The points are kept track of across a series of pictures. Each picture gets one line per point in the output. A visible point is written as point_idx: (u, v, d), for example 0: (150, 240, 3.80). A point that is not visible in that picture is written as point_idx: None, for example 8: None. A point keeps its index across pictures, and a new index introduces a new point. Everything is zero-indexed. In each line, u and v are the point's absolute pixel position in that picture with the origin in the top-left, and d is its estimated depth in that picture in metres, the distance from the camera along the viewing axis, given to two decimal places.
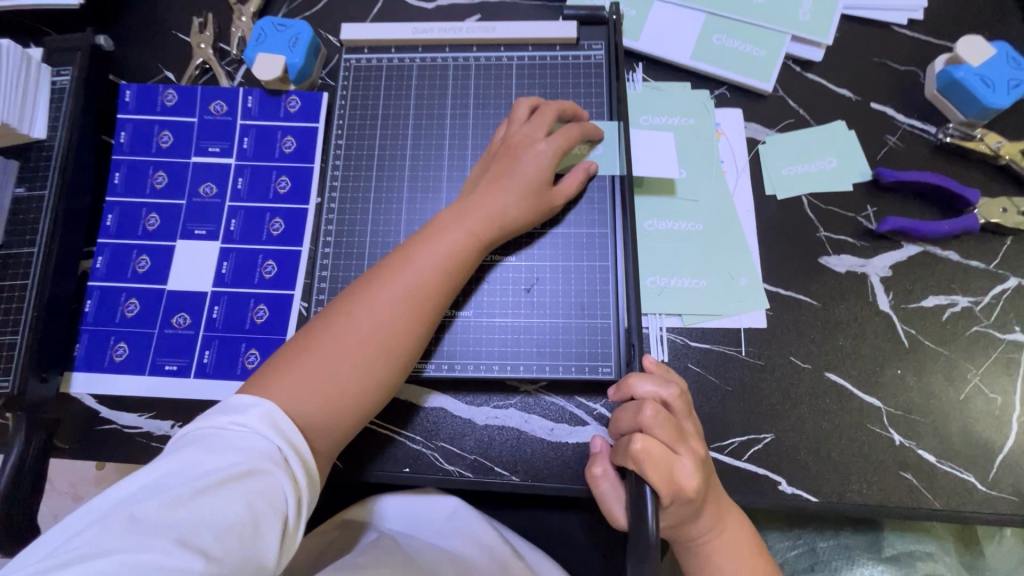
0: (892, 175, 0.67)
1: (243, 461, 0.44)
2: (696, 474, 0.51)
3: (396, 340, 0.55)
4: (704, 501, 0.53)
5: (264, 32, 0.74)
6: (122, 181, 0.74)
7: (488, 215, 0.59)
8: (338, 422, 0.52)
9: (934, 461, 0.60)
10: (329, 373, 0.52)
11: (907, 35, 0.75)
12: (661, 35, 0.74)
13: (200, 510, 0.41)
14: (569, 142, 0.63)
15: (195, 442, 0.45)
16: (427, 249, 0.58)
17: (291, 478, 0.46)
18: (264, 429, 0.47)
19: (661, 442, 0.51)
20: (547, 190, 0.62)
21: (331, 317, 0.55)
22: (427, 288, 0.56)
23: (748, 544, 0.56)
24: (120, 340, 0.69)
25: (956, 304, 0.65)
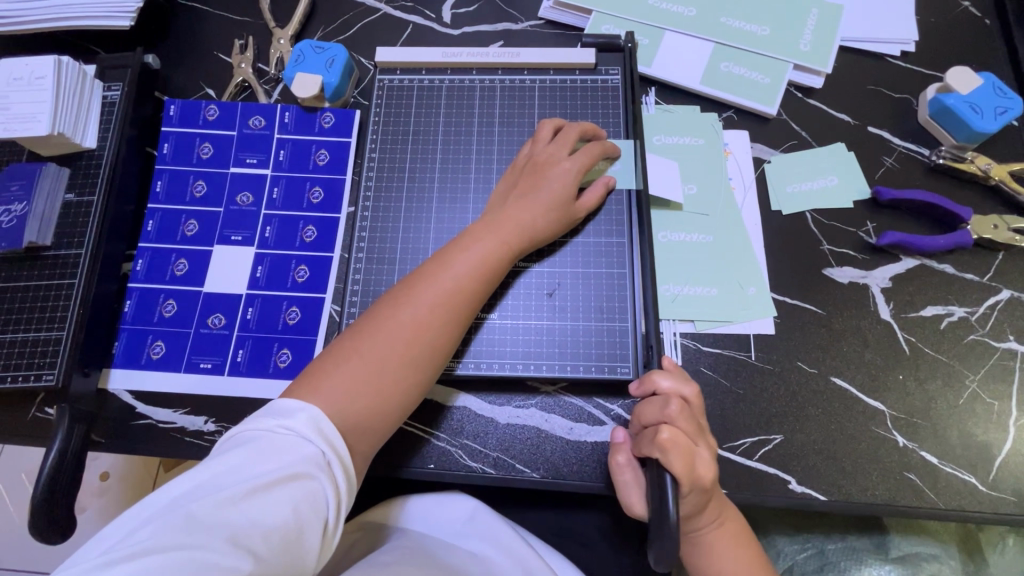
0: (889, 194, 0.72)
1: (292, 467, 0.46)
2: (710, 464, 0.55)
3: (434, 342, 0.58)
4: (713, 492, 0.57)
5: (303, 54, 0.79)
6: (164, 189, 0.79)
7: (519, 226, 0.64)
8: (381, 419, 0.55)
9: (936, 462, 0.63)
10: (373, 372, 0.55)
11: (901, 65, 0.80)
12: (672, 62, 0.80)
13: (252, 512, 0.43)
14: (591, 159, 0.67)
15: (245, 443, 0.47)
16: (463, 258, 0.61)
17: (333, 485, 0.48)
18: (309, 433, 0.49)
19: (684, 433, 0.55)
20: (572, 203, 0.67)
21: (372, 320, 0.58)
22: (462, 294, 0.60)
23: (740, 535, 0.61)
24: (157, 339, 0.73)
25: (952, 314, 0.69)
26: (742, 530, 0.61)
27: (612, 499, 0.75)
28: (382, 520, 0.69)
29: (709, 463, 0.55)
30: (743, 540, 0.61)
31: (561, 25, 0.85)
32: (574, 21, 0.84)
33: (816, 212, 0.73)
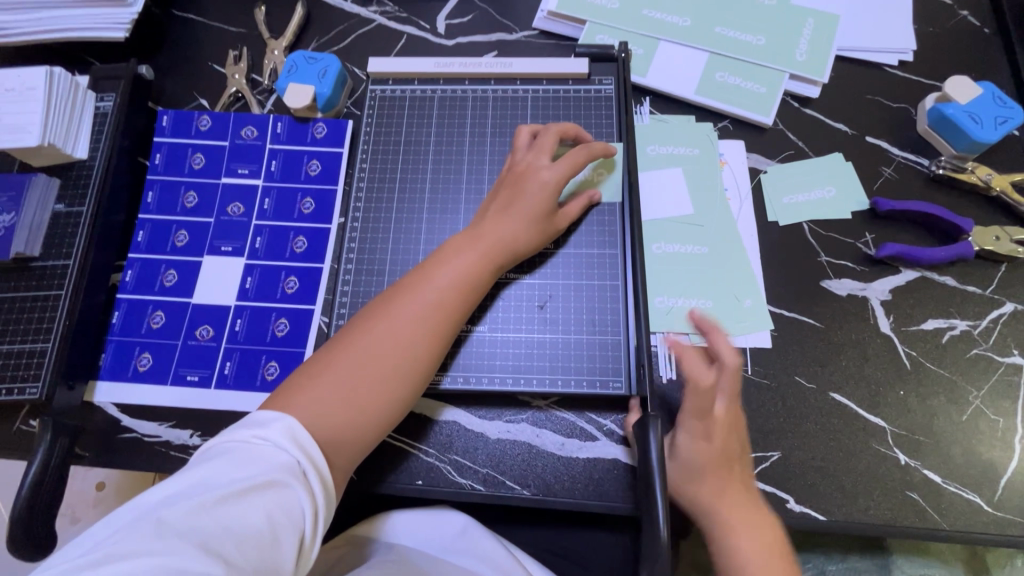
0: (888, 205, 0.70)
1: (266, 473, 0.45)
2: (720, 431, 0.59)
3: (417, 352, 0.57)
4: (731, 464, 0.59)
5: (296, 64, 0.79)
6: (155, 200, 0.78)
7: (504, 234, 0.63)
8: (358, 432, 0.54)
9: (939, 481, 0.61)
10: (354, 381, 0.54)
11: (899, 75, 0.79)
12: (667, 71, 0.79)
13: (225, 518, 0.42)
14: (577, 165, 0.65)
15: (219, 454, 0.46)
16: (444, 270, 0.60)
17: (309, 494, 0.47)
18: (285, 442, 0.48)
19: (694, 400, 0.59)
20: (554, 214, 0.66)
21: (351, 335, 0.57)
22: (444, 307, 0.59)
23: (770, 546, 0.57)
24: (144, 351, 0.72)
25: (954, 327, 0.67)
26: (776, 540, 0.57)
27: (607, 517, 0.73)
28: (368, 537, 0.67)
29: (715, 429, 0.59)
30: (773, 553, 0.57)
31: (555, 35, 0.84)
32: (569, 31, 0.83)
33: (813, 223, 0.72)
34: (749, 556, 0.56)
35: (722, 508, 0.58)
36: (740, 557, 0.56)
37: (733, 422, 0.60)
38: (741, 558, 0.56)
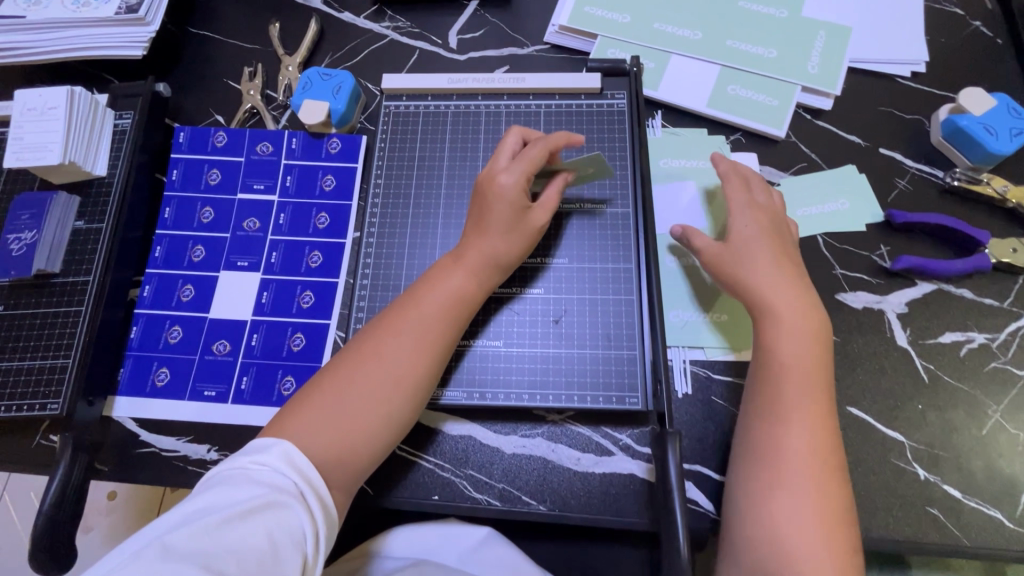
0: (903, 217, 0.70)
1: (266, 495, 0.48)
2: (765, 226, 0.65)
3: (403, 374, 0.58)
4: (779, 257, 0.63)
5: (310, 81, 0.80)
6: (172, 215, 0.79)
7: (483, 255, 0.63)
8: (353, 455, 0.55)
9: (959, 496, 0.61)
10: (343, 407, 0.56)
11: (912, 86, 0.79)
12: (678, 85, 0.79)
13: (228, 539, 0.44)
14: (534, 162, 0.64)
15: (220, 481, 0.49)
16: (430, 293, 0.62)
17: (309, 514, 0.49)
18: (281, 465, 0.51)
19: (733, 190, 0.67)
20: (525, 213, 0.65)
21: (343, 360, 0.59)
22: (431, 328, 0.60)
23: (814, 338, 0.59)
24: (162, 366, 0.72)
25: (973, 340, 0.67)
26: (819, 336, 0.59)
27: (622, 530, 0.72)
28: (385, 548, 0.67)
29: (758, 223, 0.65)
30: (815, 343, 0.59)
31: (566, 50, 0.85)
32: (580, 45, 0.84)
33: (826, 236, 0.72)
34: (791, 341, 0.58)
35: (770, 290, 0.60)
36: (784, 338, 0.58)
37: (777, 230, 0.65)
38: (784, 342, 0.58)
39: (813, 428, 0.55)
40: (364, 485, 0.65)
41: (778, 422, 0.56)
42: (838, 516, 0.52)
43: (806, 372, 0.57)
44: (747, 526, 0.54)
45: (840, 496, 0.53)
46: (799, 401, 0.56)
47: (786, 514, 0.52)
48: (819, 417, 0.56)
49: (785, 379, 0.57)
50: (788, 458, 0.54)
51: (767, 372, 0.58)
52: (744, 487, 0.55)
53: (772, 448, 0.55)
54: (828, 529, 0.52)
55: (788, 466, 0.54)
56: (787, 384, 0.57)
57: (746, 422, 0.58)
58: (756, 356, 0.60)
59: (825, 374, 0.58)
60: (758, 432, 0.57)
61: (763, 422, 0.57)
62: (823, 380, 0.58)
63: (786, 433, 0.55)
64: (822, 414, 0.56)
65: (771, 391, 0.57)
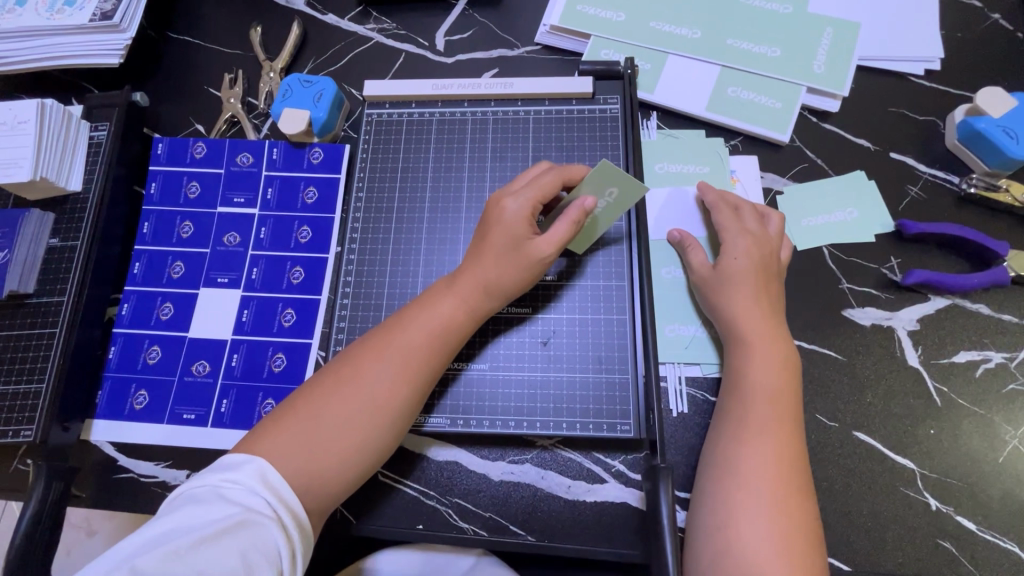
0: (915, 227, 0.66)
1: (237, 515, 0.46)
2: (755, 250, 0.62)
3: (384, 400, 0.55)
4: (758, 277, 0.61)
5: (291, 88, 0.77)
6: (151, 230, 0.77)
7: (474, 278, 0.60)
8: (324, 480, 0.52)
9: (974, 529, 0.57)
10: (319, 431, 0.53)
11: (925, 85, 0.75)
12: (676, 87, 0.75)
13: (197, 562, 0.42)
14: (545, 190, 0.61)
15: (190, 501, 0.47)
16: (418, 317, 0.59)
17: (284, 532, 0.47)
18: (254, 484, 0.48)
19: (722, 215, 0.65)
20: (529, 243, 0.60)
21: (324, 380, 0.56)
22: (415, 354, 0.57)
23: (785, 362, 0.57)
24: (141, 388, 0.70)
25: (989, 360, 0.63)
26: (784, 399, 0.55)
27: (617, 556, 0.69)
28: (370, 569, 0.65)
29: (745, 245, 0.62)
30: (787, 368, 0.57)
31: (558, 51, 0.81)
32: (573, 46, 0.80)
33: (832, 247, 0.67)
34: (762, 364, 0.57)
35: (744, 314, 0.59)
36: (754, 360, 0.57)
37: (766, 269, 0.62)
38: (753, 365, 0.57)
39: (778, 446, 0.52)
40: (346, 513, 0.62)
41: (742, 442, 0.53)
42: (805, 537, 0.49)
43: (769, 419, 0.54)
44: (709, 547, 0.50)
45: (807, 519, 0.50)
46: (766, 422, 0.54)
47: (752, 535, 0.48)
48: (786, 439, 0.53)
49: (753, 400, 0.55)
50: (749, 478, 0.51)
51: (736, 396, 0.57)
52: (707, 507, 0.52)
53: (735, 467, 0.52)
54: (792, 548, 0.48)
55: (750, 484, 0.51)
56: (753, 407, 0.55)
57: (712, 446, 0.56)
58: (729, 380, 0.58)
59: (796, 398, 0.56)
60: (724, 453, 0.54)
61: (729, 444, 0.54)
62: (794, 404, 0.55)
63: (750, 453, 0.52)
64: (790, 436, 0.53)
65: (737, 415, 0.55)
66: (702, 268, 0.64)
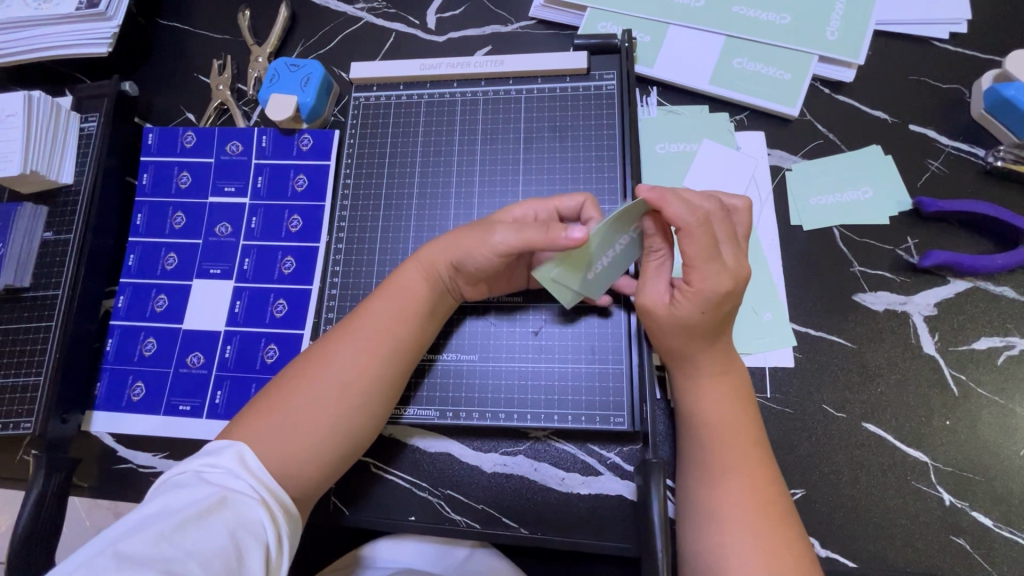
0: (934, 205, 0.61)
1: (222, 497, 0.45)
2: (711, 315, 0.50)
3: (352, 381, 0.54)
4: (711, 329, 0.51)
5: (278, 73, 0.75)
6: (144, 222, 0.76)
7: (444, 254, 0.57)
8: (300, 469, 0.51)
9: (990, 525, 0.54)
10: (294, 414, 0.52)
11: (949, 50, 0.69)
12: (677, 60, 0.71)
13: (187, 542, 0.42)
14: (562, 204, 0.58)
15: (172, 487, 0.46)
16: (388, 301, 0.57)
17: (270, 512, 0.47)
18: (236, 467, 0.48)
19: (698, 245, 0.49)
20: (494, 228, 0.55)
21: (299, 365, 0.56)
22: (385, 335, 0.56)
23: (738, 388, 0.53)
24: (137, 379, 0.71)
25: (1013, 346, 0.59)
26: (745, 428, 0.51)
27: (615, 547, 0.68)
28: (368, 557, 0.64)
29: (726, 294, 0.49)
30: (737, 398, 0.52)
31: (554, 25, 0.77)
32: (569, 19, 0.76)
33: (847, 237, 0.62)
34: (713, 405, 0.51)
35: (694, 355, 0.52)
36: (701, 400, 0.52)
37: (716, 324, 0.51)
38: (701, 405, 0.52)
39: (747, 485, 0.48)
40: (339, 502, 0.62)
41: (711, 489, 0.49)
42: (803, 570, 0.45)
43: (731, 457, 0.49)
44: None
45: (798, 552, 0.45)
46: (730, 463, 0.49)
47: None
48: (754, 475, 0.48)
49: (708, 443, 0.50)
50: (729, 528, 0.46)
51: (692, 439, 0.52)
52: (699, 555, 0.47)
53: (710, 517, 0.48)
54: None
55: (731, 533, 0.46)
56: (717, 447, 0.50)
57: (681, 495, 0.51)
58: (682, 421, 0.53)
59: (755, 428, 0.51)
60: (695, 502, 0.49)
61: (697, 489, 0.50)
62: (757, 437, 0.51)
63: (722, 500, 0.48)
64: (758, 470, 0.49)
65: (695, 458, 0.51)
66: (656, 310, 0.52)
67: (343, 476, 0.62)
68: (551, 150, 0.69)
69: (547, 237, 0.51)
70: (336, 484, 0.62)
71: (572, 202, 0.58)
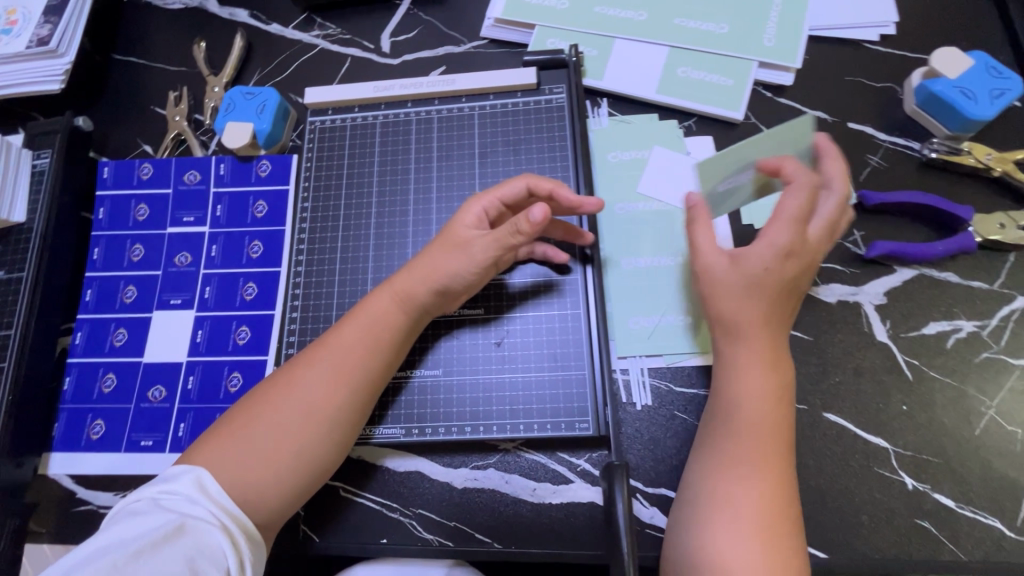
0: (876, 198, 0.64)
1: (176, 526, 0.45)
2: (768, 280, 0.51)
3: (319, 401, 0.53)
4: (777, 298, 0.51)
5: (233, 101, 0.75)
6: (102, 256, 0.75)
7: (414, 273, 0.58)
8: (264, 498, 0.50)
9: (954, 506, 0.55)
10: (257, 440, 0.51)
11: (880, 51, 0.72)
12: (624, 72, 0.73)
13: None
14: (508, 191, 0.59)
15: (128, 515, 0.46)
16: (356, 322, 0.57)
17: (230, 538, 0.46)
18: (194, 494, 0.47)
19: (795, 202, 0.51)
20: (468, 244, 0.58)
21: (265, 390, 0.55)
22: (353, 356, 0.55)
23: (779, 387, 0.51)
24: (97, 418, 0.69)
25: (961, 329, 0.61)
26: (776, 429, 0.50)
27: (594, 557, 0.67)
28: None
29: (791, 256, 0.50)
30: (780, 397, 0.51)
31: (505, 43, 0.79)
32: (518, 37, 0.78)
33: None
34: (755, 401, 0.51)
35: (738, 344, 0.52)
36: (741, 394, 0.51)
37: (777, 289, 0.51)
38: (748, 396, 0.51)
39: (761, 485, 0.48)
40: (308, 530, 0.60)
41: (724, 485, 0.49)
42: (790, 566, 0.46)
43: (753, 455, 0.50)
44: None
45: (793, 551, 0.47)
46: (750, 457, 0.50)
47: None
48: (772, 477, 0.49)
49: (739, 438, 0.50)
50: (733, 526, 0.47)
51: (720, 434, 0.52)
52: (690, 551, 0.48)
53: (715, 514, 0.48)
54: None
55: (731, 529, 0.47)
56: (742, 445, 0.50)
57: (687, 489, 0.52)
58: (716, 413, 0.53)
59: (785, 426, 0.51)
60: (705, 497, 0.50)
61: (710, 485, 0.50)
62: (784, 436, 0.51)
63: (732, 496, 0.48)
64: (774, 471, 0.49)
65: (713, 455, 0.51)
66: (716, 275, 0.53)
67: (311, 503, 0.61)
68: (507, 164, 0.70)
69: (523, 237, 0.55)
70: (305, 510, 0.61)
71: (514, 189, 0.59)
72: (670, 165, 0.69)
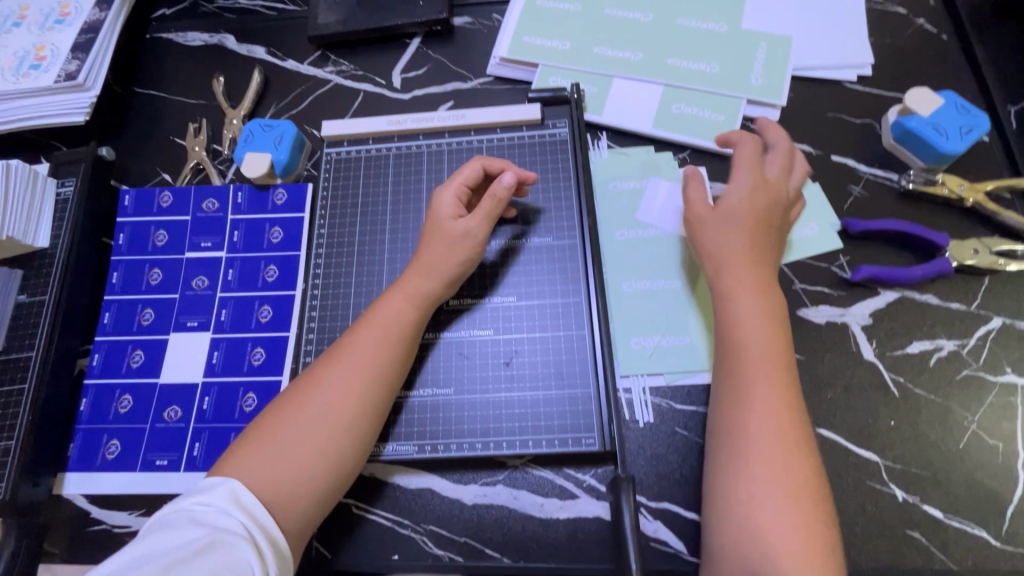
0: (859, 226, 0.68)
1: (207, 538, 0.46)
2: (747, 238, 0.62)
3: (341, 401, 0.56)
4: (756, 246, 0.62)
5: (252, 133, 0.79)
6: (121, 280, 0.78)
7: (423, 279, 0.62)
8: (302, 498, 0.53)
9: (942, 517, 0.58)
10: (286, 447, 0.53)
11: (858, 90, 0.78)
12: (623, 108, 0.78)
13: None
14: (467, 175, 0.66)
15: (165, 524, 0.48)
16: (371, 324, 0.60)
17: (258, 551, 0.47)
18: (227, 506, 0.49)
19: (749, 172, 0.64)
20: (451, 227, 0.64)
21: (289, 400, 0.57)
22: (373, 360, 0.58)
23: (783, 355, 0.57)
24: (112, 438, 0.70)
25: (942, 348, 0.64)
26: (786, 390, 0.55)
27: None
28: None
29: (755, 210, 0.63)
30: (782, 359, 0.56)
31: (510, 80, 0.84)
32: (523, 75, 0.83)
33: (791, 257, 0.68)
34: (762, 362, 0.56)
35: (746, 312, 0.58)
36: (753, 360, 0.56)
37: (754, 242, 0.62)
38: (758, 360, 0.56)
39: (777, 449, 0.52)
40: (321, 547, 0.62)
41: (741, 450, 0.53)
42: (820, 546, 0.49)
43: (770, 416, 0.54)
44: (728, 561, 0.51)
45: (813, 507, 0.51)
46: (762, 420, 0.54)
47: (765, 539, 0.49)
48: (787, 443, 0.53)
49: (751, 400, 0.55)
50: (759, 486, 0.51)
51: (732, 398, 0.56)
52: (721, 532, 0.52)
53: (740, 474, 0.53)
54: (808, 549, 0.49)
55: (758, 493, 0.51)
56: (754, 406, 0.54)
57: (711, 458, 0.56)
58: (724, 378, 0.58)
59: (793, 389, 0.56)
60: (725, 461, 0.54)
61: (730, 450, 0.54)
62: (791, 397, 0.55)
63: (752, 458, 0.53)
64: (790, 435, 0.53)
65: (729, 422, 0.55)
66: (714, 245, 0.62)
67: (325, 521, 0.63)
68: None
69: (503, 204, 0.65)
70: (319, 528, 0.62)
71: (473, 170, 0.66)
72: (667, 194, 0.73)
